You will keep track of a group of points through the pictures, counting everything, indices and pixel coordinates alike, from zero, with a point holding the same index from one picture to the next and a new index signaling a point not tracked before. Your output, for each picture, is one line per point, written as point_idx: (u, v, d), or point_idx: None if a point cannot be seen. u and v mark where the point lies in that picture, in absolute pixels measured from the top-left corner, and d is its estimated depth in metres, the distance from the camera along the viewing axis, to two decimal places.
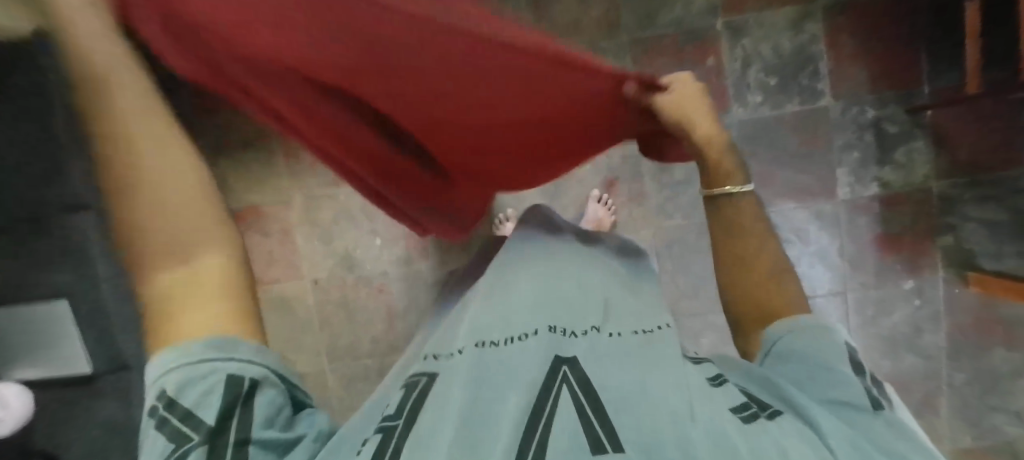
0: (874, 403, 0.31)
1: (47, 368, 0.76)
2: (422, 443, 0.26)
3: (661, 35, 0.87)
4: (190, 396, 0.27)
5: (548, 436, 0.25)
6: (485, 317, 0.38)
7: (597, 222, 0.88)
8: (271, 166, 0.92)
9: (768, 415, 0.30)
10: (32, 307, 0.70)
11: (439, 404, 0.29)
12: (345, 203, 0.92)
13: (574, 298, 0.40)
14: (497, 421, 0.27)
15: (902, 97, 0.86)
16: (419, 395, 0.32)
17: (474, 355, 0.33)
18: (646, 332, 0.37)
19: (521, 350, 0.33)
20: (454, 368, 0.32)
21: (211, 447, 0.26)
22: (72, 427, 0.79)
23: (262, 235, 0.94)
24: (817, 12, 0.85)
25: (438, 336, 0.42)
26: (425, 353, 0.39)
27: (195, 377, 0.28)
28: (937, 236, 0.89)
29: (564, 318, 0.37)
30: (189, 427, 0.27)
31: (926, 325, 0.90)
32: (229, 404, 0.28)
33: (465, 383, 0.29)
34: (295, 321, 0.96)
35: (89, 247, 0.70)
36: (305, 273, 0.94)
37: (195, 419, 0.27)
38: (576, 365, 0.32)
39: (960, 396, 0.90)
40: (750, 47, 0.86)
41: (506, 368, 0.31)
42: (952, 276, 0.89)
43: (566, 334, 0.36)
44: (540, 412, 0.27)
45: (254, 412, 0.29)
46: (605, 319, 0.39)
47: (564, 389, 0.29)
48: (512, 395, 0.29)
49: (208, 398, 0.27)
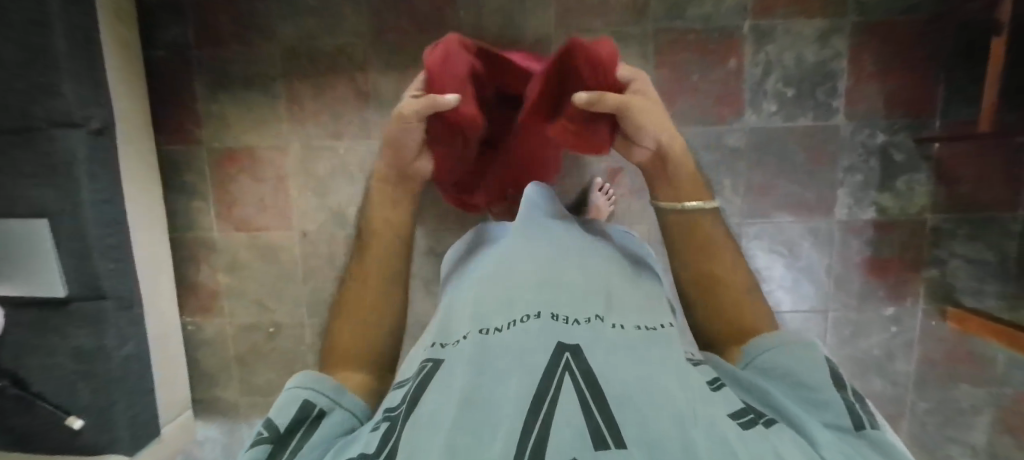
0: (860, 422, 0.31)
1: (25, 287, 0.77)
2: (426, 423, 0.29)
3: (686, 29, 0.85)
4: (276, 416, 0.35)
5: (551, 427, 0.26)
6: (490, 302, 0.41)
7: (596, 210, 0.85)
8: (271, 110, 0.91)
9: (766, 422, 0.30)
10: (17, 220, 0.74)
11: (444, 388, 0.32)
12: (344, 159, 0.92)
13: (580, 285, 0.43)
14: (503, 405, 0.29)
15: (912, 126, 0.85)
16: (422, 382, 0.34)
17: (475, 341, 0.36)
18: (647, 329, 0.39)
19: (522, 332, 0.35)
20: (459, 355, 0.35)
21: (272, 445, 0.34)
22: (41, 348, 0.78)
23: (256, 181, 0.94)
24: (846, 28, 0.83)
25: (441, 322, 0.45)
26: (432, 341, 0.42)
27: (284, 402, 0.37)
28: (925, 268, 0.89)
29: (565, 307, 0.39)
30: (266, 430, 0.34)
31: (899, 352, 0.92)
32: (298, 418, 0.36)
33: (468, 369, 0.32)
34: (279, 269, 0.97)
35: (71, 166, 0.71)
36: (297, 224, 0.95)
37: (272, 424, 0.35)
38: (578, 353, 0.33)
39: (918, 422, 0.93)
40: (774, 54, 0.84)
41: (507, 353, 0.34)
42: (930, 309, 0.90)
43: (568, 321, 0.37)
44: (543, 398, 0.29)
45: (312, 429, 0.36)
46: (607, 310, 0.40)
47: (566, 376, 0.31)
48: (514, 380, 0.31)
49: (285, 411, 0.36)
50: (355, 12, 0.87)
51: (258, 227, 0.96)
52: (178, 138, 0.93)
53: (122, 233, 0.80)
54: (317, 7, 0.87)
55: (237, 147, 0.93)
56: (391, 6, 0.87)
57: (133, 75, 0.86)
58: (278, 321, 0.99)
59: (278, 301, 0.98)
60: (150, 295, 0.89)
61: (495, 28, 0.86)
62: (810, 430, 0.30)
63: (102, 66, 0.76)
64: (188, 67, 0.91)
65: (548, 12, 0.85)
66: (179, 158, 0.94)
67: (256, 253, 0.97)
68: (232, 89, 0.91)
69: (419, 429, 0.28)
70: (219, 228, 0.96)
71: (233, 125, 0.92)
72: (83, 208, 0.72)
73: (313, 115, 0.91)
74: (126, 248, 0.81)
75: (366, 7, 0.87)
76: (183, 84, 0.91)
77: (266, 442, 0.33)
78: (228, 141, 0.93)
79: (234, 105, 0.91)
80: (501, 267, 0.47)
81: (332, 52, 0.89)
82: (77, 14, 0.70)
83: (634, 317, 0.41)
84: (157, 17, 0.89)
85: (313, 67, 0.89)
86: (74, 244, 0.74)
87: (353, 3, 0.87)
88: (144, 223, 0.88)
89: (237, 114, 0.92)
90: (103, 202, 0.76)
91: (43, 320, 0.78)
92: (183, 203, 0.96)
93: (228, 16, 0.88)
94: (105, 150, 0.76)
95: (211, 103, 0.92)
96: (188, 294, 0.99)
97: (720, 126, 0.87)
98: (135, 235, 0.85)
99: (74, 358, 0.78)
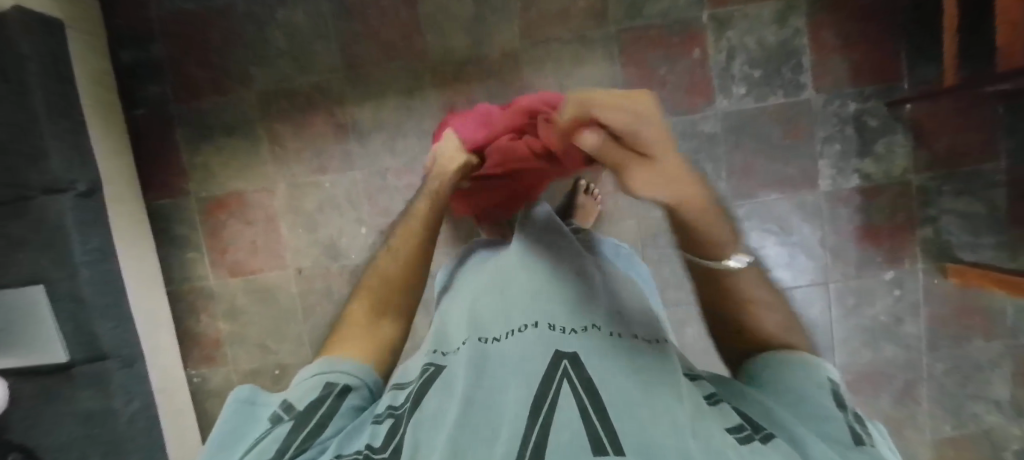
0: (859, 438, 0.28)
1: (28, 358, 0.77)
2: (428, 424, 0.29)
3: (647, 26, 0.87)
4: (297, 400, 0.36)
5: (549, 434, 0.25)
6: (488, 312, 0.40)
7: (585, 212, 0.83)
8: (254, 152, 0.93)
9: (763, 437, 0.27)
10: (16, 290, 0.74)
11: (446, 390, 0.32)
12: (331, 192, 0.93)
13: (577, 295, 0.41)
14: (503, 411, 0.28)
15: (881, 91, 0.86)
16: (425, 383, 0.35)
17: (474, 349, 0.35)
18: (648, 341, 0.37)
19: (520, 341, 0.34)
20: (459, 360, 0.35)
21: (295, 420, 0.34)
22: (47, 418, 0.78)
23: (247, 224, 0.95)
24: (801, 6, 0.85)
25: (438, 331, 0.45)
26: (431, 349, 0.42)
27: (303, 388, 0.37)
28: (919, 227, 0.89)
29: (563, 315, 0.37)
30: (286, 411, 0.35)
31: (907, 315, 0.91)
32: (321, 397, 0.36)
33: (468, 374, 0.32)
34: (277, 308, 0.97)
35: (65, 230, 0.72)
36: (291, 261, 0.95)
37: (293, 406, 0.35)
38: (577, 361, 0.32)
39: (937, 385, 0.91)
40: (735, 40, 0.87)
41: (506, 361, 0.33)
42: (931, 268, 0.90)
43: (566, 330, 0.35)
44: (541, 404, 0.28)
45: (338, 405, 0.36)
46: (607, 319, 0.38)
47: (564, 384, 0.29)
48: (513, 388, 0.30)
49: (307, 395, 0.36)
50: (326, 50, 0.90)
51: (253, 270, 0.96)
52: (165, 193, 0.95)
53: (119, 292, 0.81)
54: (289, 50, 0.90)
55: (224, 193, 0.94)
56: (361, 39, 0.89)
57: (115, 136, 0.88)
58: (283, 362, 0.98)
59: (280, 341, 0.97)
60: (154, 351, 0.89)
61: (461, 49, 0.89)
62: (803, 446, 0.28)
63: (86, 133, 0.79)
64: (170, 123, 0.93)
65: (511, 27, 0.88)
66: (169, 211, 0.95)
67: (253, 296, 0.97)
68: (214, 137, 0.93)
69: (422, 429, 0.29)
70: (215, 275, 0.97)
71: (218, 171, 0.94)
72: (77, 270, 0.73)
73: (296, 154, 0.93)
74: (125, 306, 0.82)
75: (336, 43, 0.90)
76: (165, 137, 0.93)
77: (289, 420, 0.34)
78: (215, 188, 0.94)
79: (217, 152, 0.93)
80: (497, 277, 0.46)
81: (309, 91, 0.91)
82: (59, 85, 0.74)
83: (634, 326, 0.39)
84: (136, 79, 0.92)
85: (291, 106, 0.92)
86: (72, 307, 0.74)
87: (324, 41, 0.90)
88: (140, 278, 0.88)
89: (223, 161, 0.93)
90: (98, 262, 0.77)
91: (47, 388, 0.78)
92: (177, 255, 0.97)
93: (205, 70, 0.91)
94: (96, 212, 0.78)
95: (195, 155, 0.94)
96: (190, 345, 0.98)
97: (694, 114, 0.88)
98: (133, 291, 0.85)
99: (80, 424, 0.77)
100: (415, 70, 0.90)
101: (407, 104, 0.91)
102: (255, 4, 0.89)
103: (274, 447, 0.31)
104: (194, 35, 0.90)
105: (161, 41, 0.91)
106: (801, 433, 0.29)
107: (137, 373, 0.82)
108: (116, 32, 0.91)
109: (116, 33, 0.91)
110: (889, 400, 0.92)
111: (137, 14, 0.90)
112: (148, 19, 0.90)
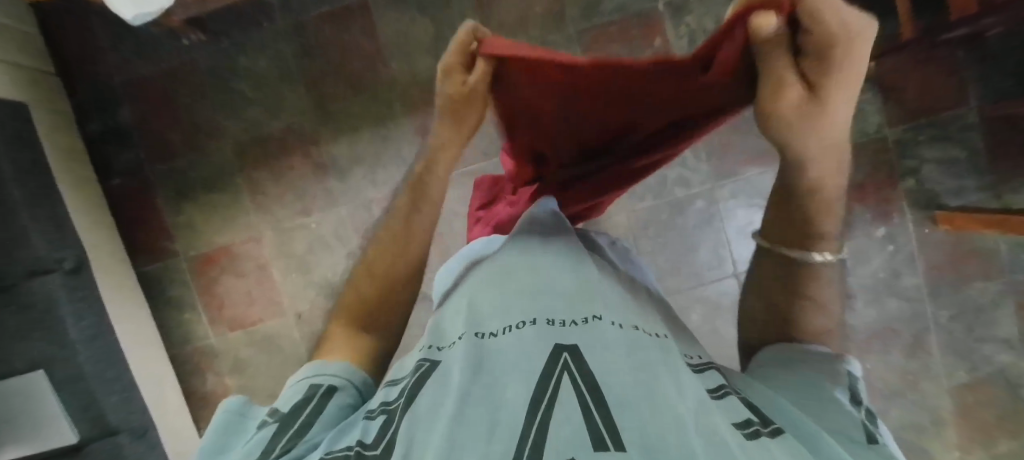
0: (871, 437, 0.26)
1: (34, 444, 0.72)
2: (425, 416, 0.26)
3: (606, 23, 0.88)
4: (282, 404, 0.32)
5: (548, 431, 0.22)
6: (485, 305, 0.36)
7: None
8: (236, 204, 0.93)
9: (770, 432, 0.24)
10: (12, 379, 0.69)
11: (442, 385, 0.28)
12: (318, 232, 0.93)
13: (575, 291, 0.36)
14: (501, 405, 0.25)
15: None
16: (420, 379, 0.30)
17: (471, 345, 0.31)
18: (651, 334, 0.32)
19: (519, 338, 0.30)
20: (454, 355, 0.31)
21: (280, 421, 0.30)
22: None
23: (239, 276, 0.94)
24: None
25: (435, 325, 0.40)
26: (428, 343, 0.37)
27: (289, 392, 0.34)
28: (902, 180, 0.90)
29: (561, 308, 0.34)
30: (271, 415, 0.31)
31: (904, 268, 0.91)
32: (306, 398, 0.32)
33: (464, 367, 0.28)
34: (281, 356, 0.95)
35: (58, 312, 0.71)
36: (289, 307, 0.95)
37: (276, 410, 0.31)
38: (578, 352, 0.28)
39: (946, 332, 0.91)
40: (695, 25, 0.88)
41: (503, 356, 0.29)
42: (920, 219, 0.91)
43: (564, 324, 0.32)
44: (541, 398, 0.25)
45: (325, 407, 0.32)
46: (609, 308, 0.34)
47: (564, 378, 0.26)
48: (512, 382, 0.26)
49: (292, 398, 0.33)
50: (293, 89, 0.90)
51: (253, 322, 0.95)
52: (153, 258, 0.94)
53: (120, 365, 0.80)
54: (257, 96, 0.90)
55: (211, 249, 0.94)
56: (327, 75, 0.90)
57: (94, 209, 0.88)
58: None
59: None
60: (164, 417, 0.87)
61: (427, 70, 0.89)
62: (812, 440, 0.25)
63: (65, 210, 0.79)
64: (148, 187, 0.93)
65: None
66: (159, 275, 0.95)
67: (256, 348, 0.96)
68: (194, 194, 0.93)
69: (417, 425, 0.26)
70: (215, 332, 0.96)
71: (202, 227, 0.94)
72: (75, 350, 0.72)
73: (278, 199, 0.92)
74: (127, 378, 0.80)
75: (301, 82, 0.90)
76: (145, 201, 0.93)
77: (274, 422, 0.30)
78: (202, 246, 0.94)
79: (198, 209, 0.93)
80: (494, 273, 0.41)
81: (282, 134, 0.91)
82: (28, 166, 0.73)
83: (634, 317, 0.34)
84: (106, 147, 0.92)
85: (266, 151, 0.92)
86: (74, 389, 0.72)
87: (290, 82, 0.90)
88: (138, 346, 0.87)
89: (207, 216, 0.93)
90: (93, 338, 0.76)
91: None
92: (174, 318, 0.96)
93: (176, 129, 0.91)
94: (83, 289, 0.77)
95: (179, 214, 0.93)
96: (200, 406, 0.97)
97: None
98: (133, 360, 0.84)
99: None
100: (383, 97, 0.90)
101: (381, 134, 0.91)
102: (216, 56, 0.90)
103: (260, 446, 0.28)
104: (160, 94, 0.91)
105: (127, 106, 0.91)
106: (809, 425, 0.27)
107: (148, 444, 0.80)
108: (80, 105, 0.91)
109: (81, 105, 0.91)
110: (902, 354, 0.92)
111: (101, 83, 0.91)
112: (113, 85, 0.91)
